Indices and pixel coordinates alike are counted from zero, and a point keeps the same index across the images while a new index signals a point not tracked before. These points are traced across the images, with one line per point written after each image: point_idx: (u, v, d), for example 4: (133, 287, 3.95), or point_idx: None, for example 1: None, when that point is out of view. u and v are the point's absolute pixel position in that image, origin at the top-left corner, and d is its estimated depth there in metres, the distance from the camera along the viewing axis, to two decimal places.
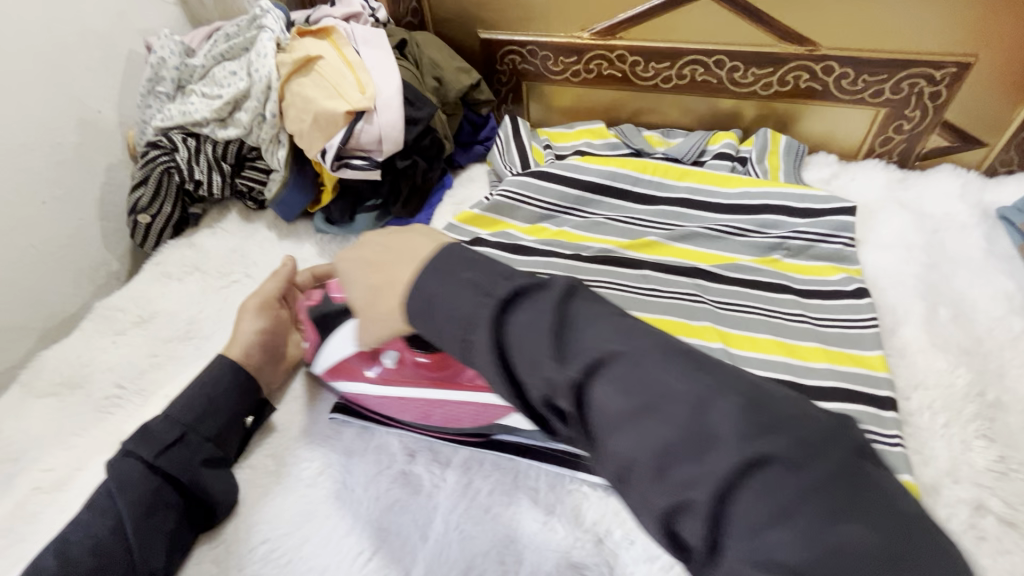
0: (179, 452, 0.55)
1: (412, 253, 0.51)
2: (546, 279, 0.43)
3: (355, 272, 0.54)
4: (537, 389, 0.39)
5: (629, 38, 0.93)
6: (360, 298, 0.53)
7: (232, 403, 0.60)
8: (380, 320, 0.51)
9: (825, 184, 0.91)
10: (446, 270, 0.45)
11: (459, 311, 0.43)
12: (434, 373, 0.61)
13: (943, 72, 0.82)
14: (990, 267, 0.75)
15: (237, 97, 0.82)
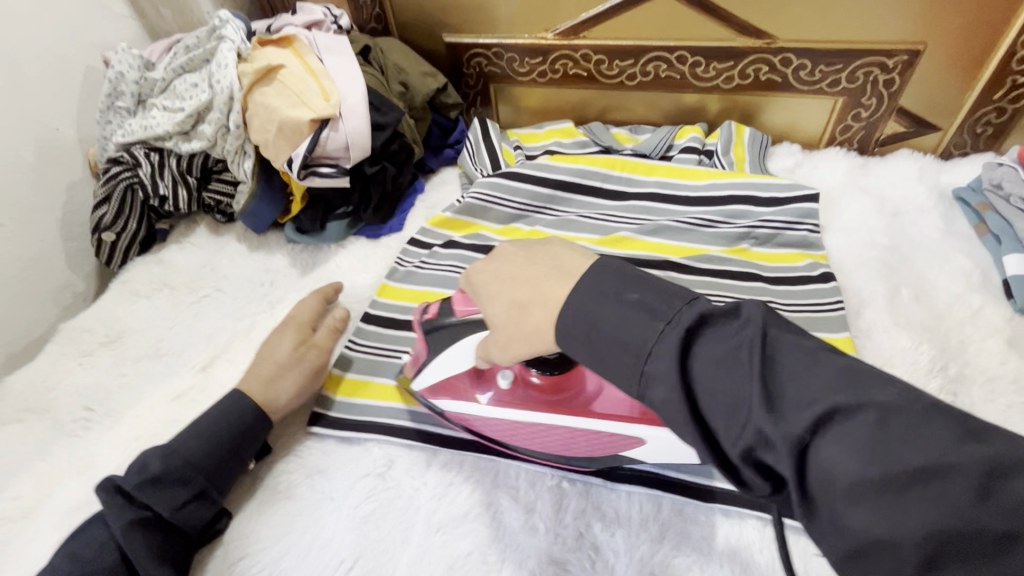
0: (169, 488, 0.53)
1: (538, 270, 0.47)
2: (735, 306, 0.38)
3: (489, 289, 0.50)
4: (736, 438, 0.34)
5: (592, 38, 0.94)
6: (501, 316, 0.48)
7: (234, 438, 0.57)
8: (526, 339, 0.46)
9: (789, 173, 0.93)
10: (612, 292, 0.41)
11: (631, 344, 0.39)
12: (548, 397, 0.55)
13: (895, 60, 0.85)
14: (948, 246, 0.77)
15: (199, 109, 0.80)
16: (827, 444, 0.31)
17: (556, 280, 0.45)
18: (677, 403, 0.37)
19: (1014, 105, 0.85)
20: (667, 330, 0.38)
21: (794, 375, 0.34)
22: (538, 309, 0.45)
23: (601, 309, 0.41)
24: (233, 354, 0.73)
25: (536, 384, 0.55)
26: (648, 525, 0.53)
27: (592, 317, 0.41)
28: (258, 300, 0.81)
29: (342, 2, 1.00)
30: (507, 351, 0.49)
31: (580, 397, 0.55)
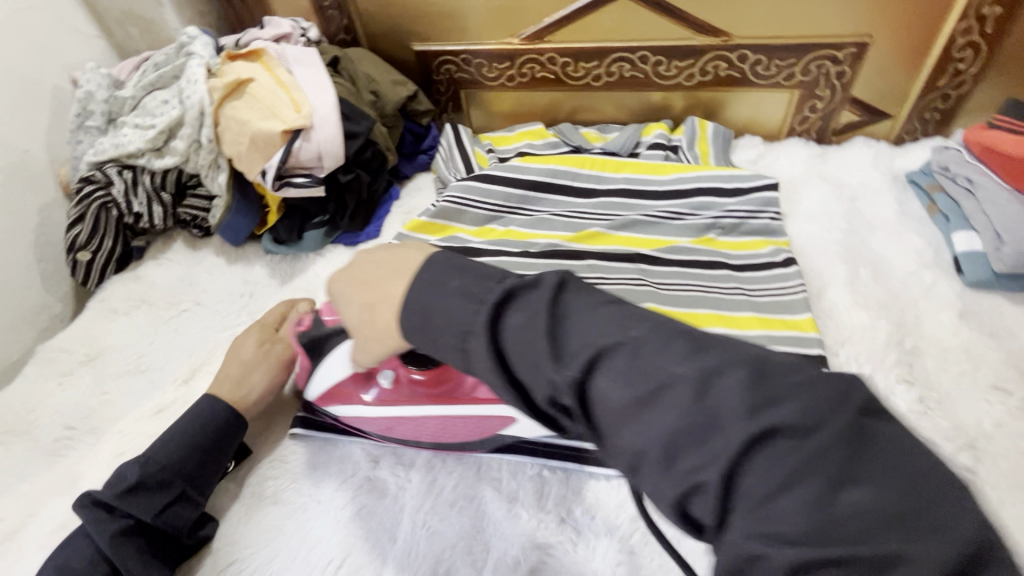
0: (151, 495, 0.54)
1: (388, 274, 0.48)
2: (535, 276, 0.41)
3: (343, 296, 0.51)
4: (542, 389, 0.38)
5: (557, 41, 0.96)
6: (355, 320, 0.50)
7: (207, 439, 0.59)
8: (377, 339, 0.48)
9: (752, 164, 0.97)
10: (435, 278, 0.43)
11: (457, 323, 0.41)
12: (432, 390, 0.60)
13: (845, 52, 0.89)
14: (902, 228, 0.81)
15: (170, 125, 0.81)
16: (615, 376, 0.36)
17: (394, 279, 0.47)
18: (492, 371, 0.39)
19: (958, 91, 0.90)
20: (479, 309, 0.40)
21: (588, 326, 0.38)
22: (388, 310, 0.47)
23: (432, 297, 0.42)
24: (215, 366, 0.74)
25: (427, 379, 0.59)
26: (626, 507, 0.55)
27: (419, 301, 0.43)
28: (238, 312, 0.81)
29: (310, 14, 1.01)
30: (368, 353, 0.50)
31: (473, 390, 0.60)
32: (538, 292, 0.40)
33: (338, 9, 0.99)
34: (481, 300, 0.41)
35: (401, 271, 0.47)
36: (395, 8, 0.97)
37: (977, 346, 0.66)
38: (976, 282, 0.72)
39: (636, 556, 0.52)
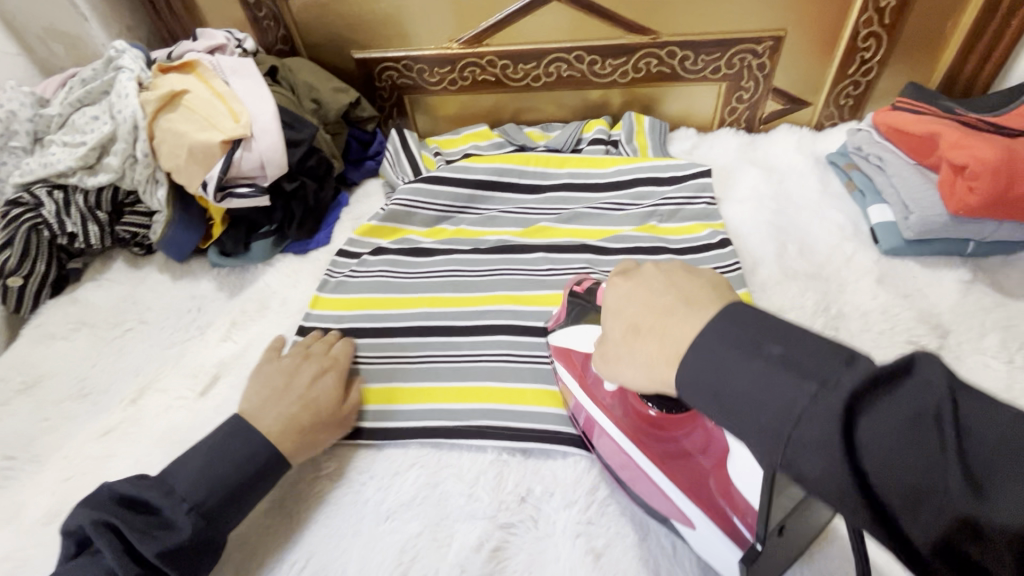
0: (173, 530, 0.49)
1: (683, 297, 0.42)
2: (903, 360, 0.31)
3: (620, 306, 0.46)
4: (929, 522, 0.28)
5: (494, 44, 0.99)
6: (615, 335, 0.45)
7: (237, 484, 0.53)
8: (639, 364, 0.42)
9: (688, 154, 1.02)
10: (748, 342, 0.36)
11: (778, 413, 0.33)
12: (645, 425, 0.52)
13: (764, 46, 0.95)
14: (825, 205, 0.87)
15: (102, 141, 0.79)
16: (973, 504, 0.27)
17: (683, 316, 0.40)
18: (842, 485, 0.30)
19: (866, 77, 0.98)
20: (824, 395, 0.31)
21: (914, 440, 0.28)
22: (652, 339, 0.41)
23: (706, 354, 0.37)
24: (165, 383, 0.72)
25: (638, 409, 0.53)
26: (582, 481, 0.58)
27: (690, 360, 0.37)
28: (186, 328, 0.80)
29: (246, 26, 1.01)
30: (615, 369, 0.46)
31: (661, 433, 0.52)
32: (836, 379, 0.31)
33: (274, 19, 0.99)
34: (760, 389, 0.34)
35: (686, 317, 0.40)
36: (331, 17, 0.98)
37: (894, 307, 0.72)
38: (890, 250, 0.78)
39: (593, 526, 0.55)
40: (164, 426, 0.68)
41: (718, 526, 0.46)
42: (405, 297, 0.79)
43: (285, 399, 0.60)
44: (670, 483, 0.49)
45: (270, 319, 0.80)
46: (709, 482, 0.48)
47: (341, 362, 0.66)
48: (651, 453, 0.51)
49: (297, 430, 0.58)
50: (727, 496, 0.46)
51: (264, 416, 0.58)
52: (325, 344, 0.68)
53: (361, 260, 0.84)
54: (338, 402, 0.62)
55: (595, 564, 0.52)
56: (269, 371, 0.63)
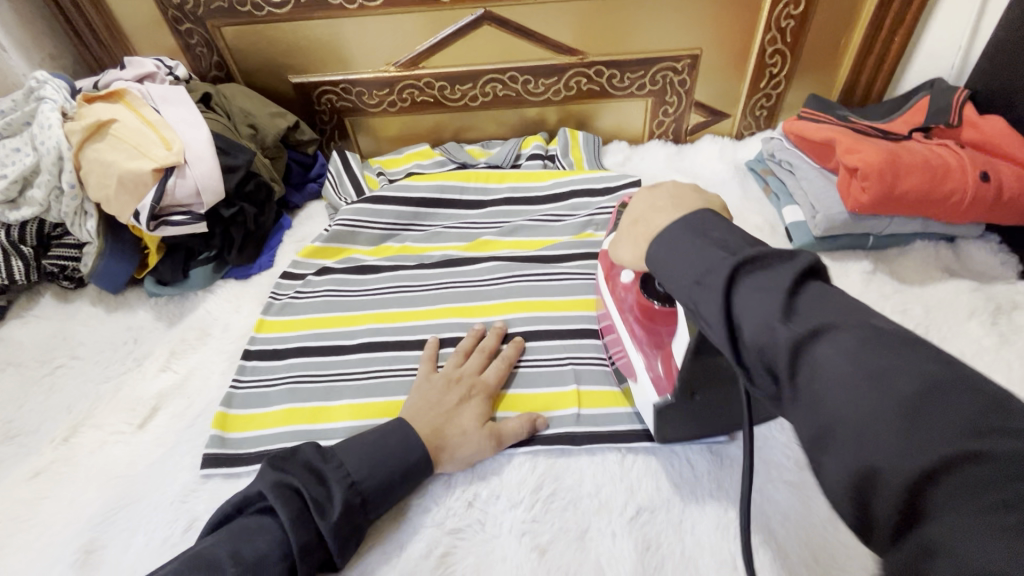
0: (331, 505, 0.53)
1: (680, 199, 0.50)
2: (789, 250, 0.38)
3: (627, 211, 0.55)
4: (755, 339, 0.36)
5: (430, 67, 1.02)
6: (625, 224, 0.54)
7: (398, 468, 0.57)
8: (632, 241, 0.52)
9: (621, 166, 1.08)
10: (699, 230, 0.43)
11: (753, 330, 0.35)
12: (641, 317, 0.61)
13: (683, 64, 1.02)
14: (746, 208, 0.94)
15: (25, 174, 0.76)
16: (890, 444, 0.29)
17: (670, 210, 0.48)
18: (716, 315, 0.38)
19: (776, 90, 1.06)
20: (729, 257, 0.39)
21: (867, 381, 0.30)
22: (642, 224, 0.50)
23: (675, 234, 0.44)
24: (100, 419, 0.70)
25: (641, 303, 0.61)
26: (526, 482, 0.61)
27: (661, 238, 0.45)
28: (122, 360, 0.77)
29: (178, 53, 1.00)
30: (621, 249, 0.55)
31: (653, 325, 0.60)
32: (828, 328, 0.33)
33: (207, 47, 0.99)
34: (756, 319, 0.35)
35: (705, 245, 0.41)
36: (266, 43, 0.99)
37: None
38: (802, 246, 0.85)
39: (538, 523, 0.58)
40: (101, 463, 0.66)
41: (652, 385, 0.58)
42: (352, 315, 0.80)
43: (434, 408, 0.62)
44: (637, 356, 0.60)
45: (213, 346, 0.78)
46: (659, 355, 0.58)
47: (490, 384, 0.66)
48: (635, 333, 0.61)
49: (437, 440, 0.60)
50: (666, 361, 0.57)
51: (416, 417, 0.61)
52: (481, 358, 0.69)
53: (306, 281, 0.84)
54: (482, 422, 0.63)
55: (540, 559, 0.55)
56: (423, 385, 0.66)
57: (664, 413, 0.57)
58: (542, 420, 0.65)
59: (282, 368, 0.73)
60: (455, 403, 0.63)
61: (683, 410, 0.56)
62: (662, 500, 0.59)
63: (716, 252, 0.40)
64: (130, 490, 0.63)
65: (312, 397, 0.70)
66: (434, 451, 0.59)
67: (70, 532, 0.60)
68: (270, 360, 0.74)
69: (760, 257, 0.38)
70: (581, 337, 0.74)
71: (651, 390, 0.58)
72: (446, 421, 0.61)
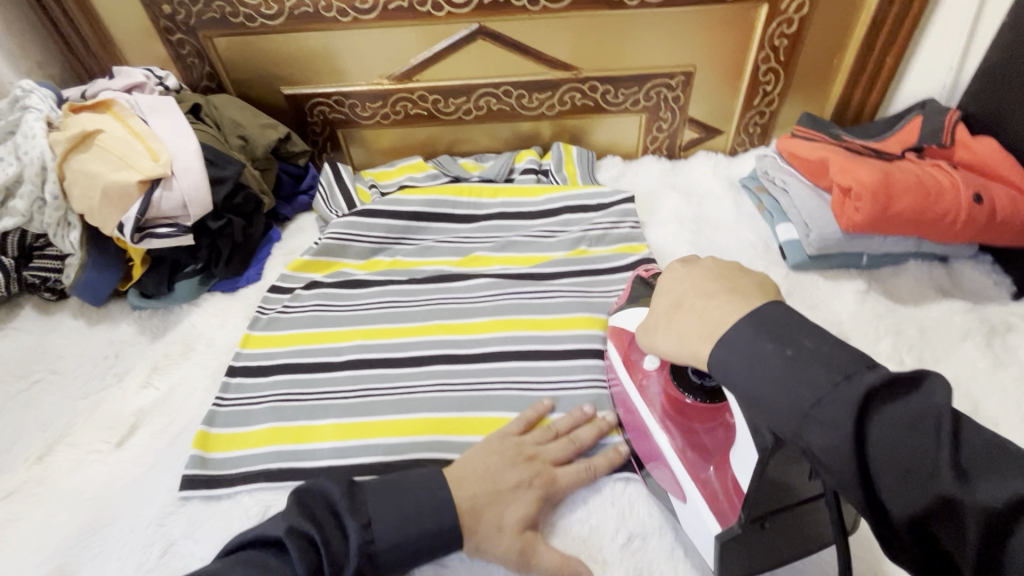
0: (344, 560, 0.48)
1: (732, 285, 0.49)
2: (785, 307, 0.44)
3: (668, 294, 0.54)
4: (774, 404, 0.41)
5: (424, 80, 1.02)
6: (660, 309, 0.54)
7: (426, 530, 0.52)
8: (681, 333, 0.49)
9: (615, 181, 1.07)
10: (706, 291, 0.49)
11: (800, 397, 0.39)
12: (675, 415, 0.58)
13: (677, 80, 1.02)
14: (740, 226, 0.94)
15: (7, 184, 0.75)
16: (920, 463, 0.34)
17: (722, 295, 0.48)
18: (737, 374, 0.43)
19: (770, 108, 1.07)
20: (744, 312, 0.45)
21: (891, 415, 0.36)
22: (691, 315, 0.49)
23: (712, 304, 0.47)
24: (76, 437, 0.68)
25: (670, 395, 0.59)
26: None
27: (726, 333, 0.45)
28: (102, 376, 0.75)
29: (169, 63, 0.99)
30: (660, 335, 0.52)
31: (687, 422, 0.57)
32: (872, 384, 0.37)
33: (198, 57, 0.98)
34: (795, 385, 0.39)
35: (743, 318, 0.44)
36: (258, 54, 0.98)
37: None
38: (796, 265, 0.84)
39: None
40: (75, 484, 0.63)
41: (708, 505, 0.51)
42: (341, 330, 0.78)
43: (486, 478, 0.56)
44: (678, 468, 0.55)
45: (197, 361, 0.77)
46: (712, 470, 0.53)
47: (558, 482, 0.59)
48: (670, 435, 0.57)
49: (471, 519, 0.54)
50: (720, 472, 0.52)
51: (466, 481, 0.56)
52: (566, 447, 0.61)
53: (294, 295, 0.83)
54: (523, 527, 0.55)
55: None
56: (494, 443, 0.60)
57: (729, 545, 0.49)
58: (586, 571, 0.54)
59: (266, 386, 0.72)
60: (511, 492, 0.56)
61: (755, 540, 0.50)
62: (654, 527, 0.58)
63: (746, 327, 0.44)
64: (105, 513, 0.60)
65: (297, 416, 0.68)
66: (466, 533, 0.53)
67: (41, 558, 0.57)
68: (255, 377, 0.73)
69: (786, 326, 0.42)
70: (573, 357, 0.73)
71: (708, 516, 0.51)
72: (491, 514, 0.54)
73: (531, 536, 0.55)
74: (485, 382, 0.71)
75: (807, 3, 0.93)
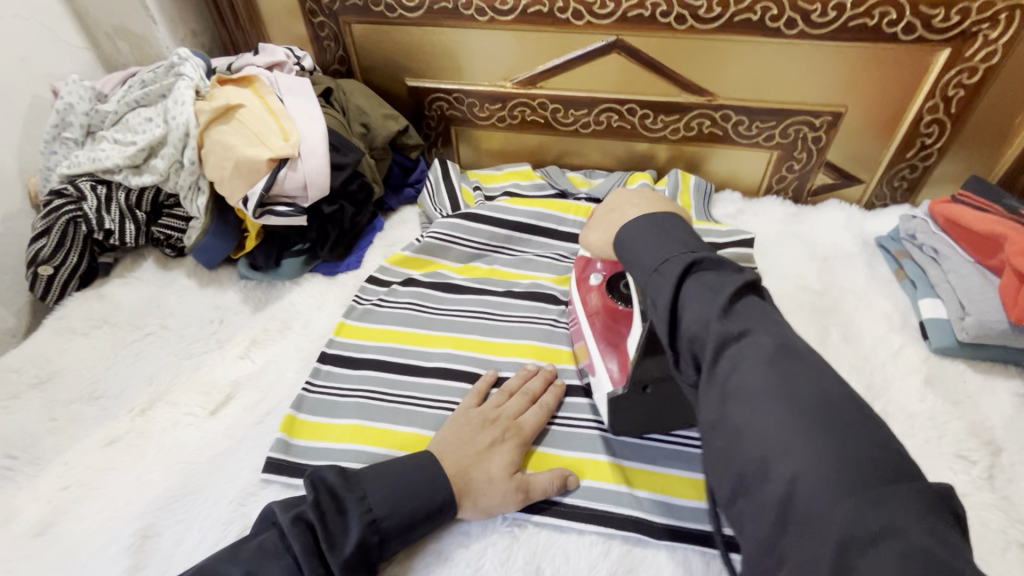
0: (345, 539, 0.51)
1: (658, 199, 0.58)
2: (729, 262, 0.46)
3: (608, 205, 0.63)
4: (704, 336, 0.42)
5: (548, 88, 0.99)
6: (600, 213, 0.63)
7: (423, 509, 0.55)
8: (602, 235, 0.60)
9: (732, 218, 1.00)
10: (663, 238, 0.49)
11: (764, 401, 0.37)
12: (608, 316, 0.67)
13: (821, 120, 0.93)
14: (872, 292, 0.84)
15: (152, 143, 0.80)
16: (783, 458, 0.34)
17: (640, 208, 0.56)
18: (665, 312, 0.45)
19: (925, 162, 0.95)
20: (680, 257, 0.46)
21: (779, 399, 0.37)
22: (615, 214, 0.59)
23: (640, 226, 0.51)
24: (177, 396, 0.70)
25: (607, 306, 0.67)
26: (598, 568, 0.56)
27: (624, 229, 0.52)
28: (205, 339, 0.78)
29: (306, 43, 1.02)
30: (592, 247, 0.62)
31: (614, 323, 0.66)
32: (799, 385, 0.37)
33: (334, 41, 1.00)
34: (695, 315, 0.42)
35: (673, 236, 0.49)
36: (391, 43, 0.98)
37: (942, 414, 0.68)
38: (940, 348, 0.74)
39: None
40: (169, 443, 0.66)
41: (607, 377, 0.62)
42: (432, 335, 0.77)
43: (465, 449, 0.59)
44: (596, 348, 0.65)
45: (292, 341, 0.78)
46: (617, 347, 0.63)
47: (527, 429, 0.63)
48: (594, 327, 0.67)
49: (462, 483, 0.56)
50: (621, 358, 0.62)
51: (446, 455, 0.58)
52: (523, 401, 0.65)
53: (391, 290, 0.83)
54: (512, 472, 0.59)
55: None
56: (458, 418, 0.63)
57: (616, 403, 0.61)
58: (574, 480, 0.61)
59: (355, 379, 0.72)
60: (488, 447, 0.60)
61: (638, 403, 0.61)
62: None
63: (677, 247, 0.47)
64: (194, 480, 0.62)
65: (381, 417, 0.67)
66: (457, 496, 0.56)
67: (132, 513, 0.59)
68: (345, 367, 0.73)
69: (714, 261, 0.45)
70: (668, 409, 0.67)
71: (607, 381, 0.62)
72: (471, 475, 0.57)
73: (522, 476, 0.59)
74: (572, 418, 0.68)
75: (999, 51, 0.81)
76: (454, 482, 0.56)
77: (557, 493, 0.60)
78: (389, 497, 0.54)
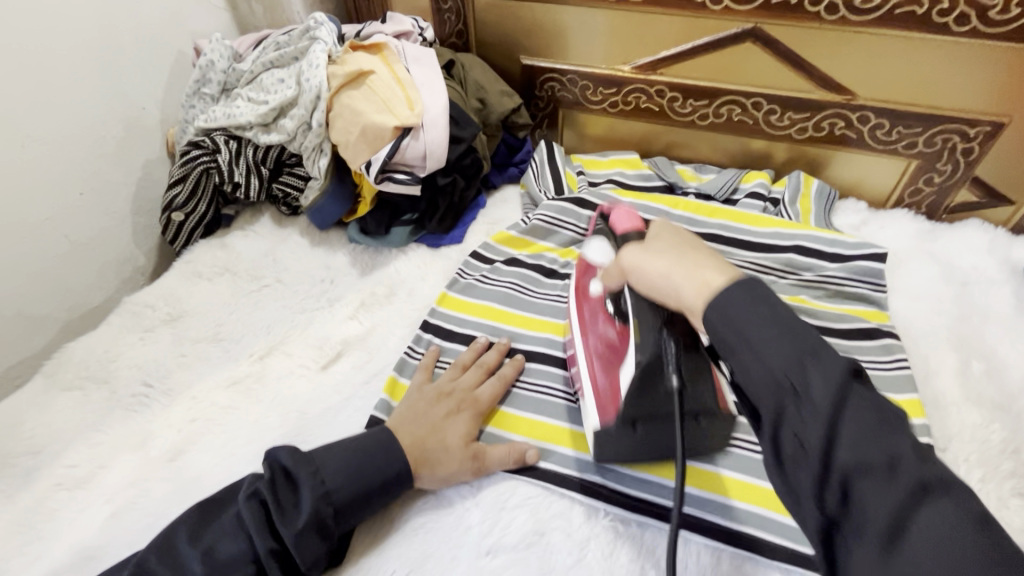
0: (297, 513, 0.51)
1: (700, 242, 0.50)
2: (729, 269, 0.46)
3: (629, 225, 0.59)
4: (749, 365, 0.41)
5: (669, 74, 0.94)
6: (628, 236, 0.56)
7: (382, 480, 0.55)
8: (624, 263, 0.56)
9: (855, 229, 0.92)
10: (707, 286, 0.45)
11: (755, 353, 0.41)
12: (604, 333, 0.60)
13: (977, 129, 0.84)
14: (1021, 325, 0.76)
15: (283, 103, 0.83)
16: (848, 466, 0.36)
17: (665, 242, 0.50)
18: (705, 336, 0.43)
19: None
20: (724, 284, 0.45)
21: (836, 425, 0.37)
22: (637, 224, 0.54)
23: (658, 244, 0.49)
24: (291, 347, 0.74)
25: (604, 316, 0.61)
26: None
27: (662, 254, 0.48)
28: (317, 297, 0.81)
29: (428, 15, 1.03)
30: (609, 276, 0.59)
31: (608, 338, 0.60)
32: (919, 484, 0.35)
33: (456, 14, 1.00)
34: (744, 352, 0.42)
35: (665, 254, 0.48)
36: (512, 19, 0.97)
37: None
38: None
39: None
40: (285, 391, 0.69)
41: (596, 407, 0.58)
42: (533, 319, 0.76)
43: (421, 420, 0.60)
44: (588, 369, 0.61)
45: (397, 307, 0.80)
46: (608, 373, 0.58)
47: (482, 401, 0.64)
48: (589, 344, 0.62)
49: (418, 452, 0.57)
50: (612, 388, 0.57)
51: (402, 428, 0.59)
52: (478, 373, 0.67)
53: (494, 268, 0.82)
54: (467, 441, 0.60)
55: None
56: (412, 394, 0.64)
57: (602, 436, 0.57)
58: (532, 456, 0.61)
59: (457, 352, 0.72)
60: (440, 417, 0.61)
61: (626, 438, 0.57)
62: None
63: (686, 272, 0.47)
64: (307, 428, 0.65)
65: None
66: (415, 468, 0.57)
67: (251, 453, 0.63)
68: (446, 339, 0.74)
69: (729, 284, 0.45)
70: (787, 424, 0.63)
71: (595, 416, 0.58)
72: (423, 443, 0.58)
73: (478, 445, 0.60)
74: None
75: None
76: (408, 451, 0.57)
77: (517, 464, 0.61)
78: (341, 472, 0.54)
